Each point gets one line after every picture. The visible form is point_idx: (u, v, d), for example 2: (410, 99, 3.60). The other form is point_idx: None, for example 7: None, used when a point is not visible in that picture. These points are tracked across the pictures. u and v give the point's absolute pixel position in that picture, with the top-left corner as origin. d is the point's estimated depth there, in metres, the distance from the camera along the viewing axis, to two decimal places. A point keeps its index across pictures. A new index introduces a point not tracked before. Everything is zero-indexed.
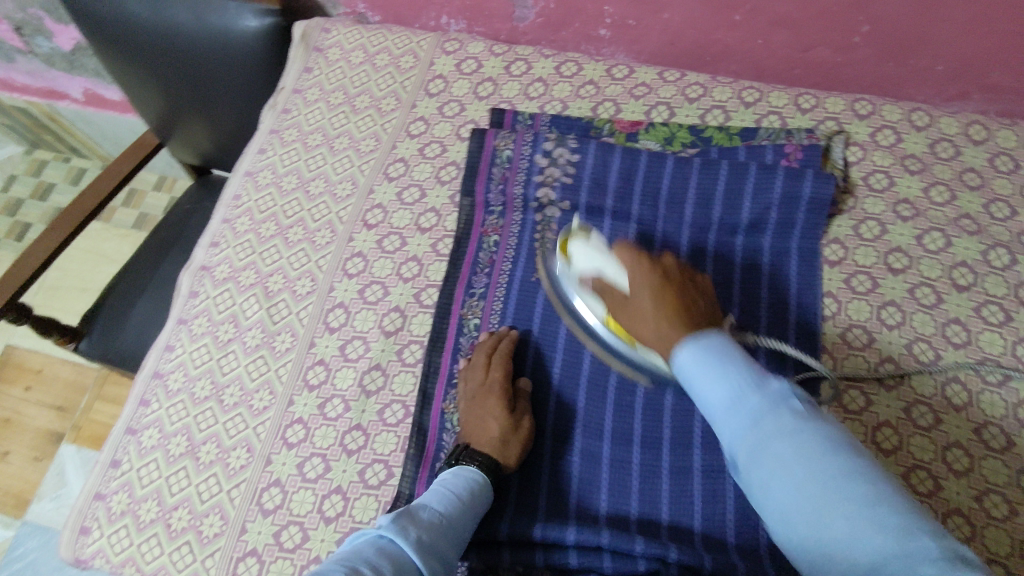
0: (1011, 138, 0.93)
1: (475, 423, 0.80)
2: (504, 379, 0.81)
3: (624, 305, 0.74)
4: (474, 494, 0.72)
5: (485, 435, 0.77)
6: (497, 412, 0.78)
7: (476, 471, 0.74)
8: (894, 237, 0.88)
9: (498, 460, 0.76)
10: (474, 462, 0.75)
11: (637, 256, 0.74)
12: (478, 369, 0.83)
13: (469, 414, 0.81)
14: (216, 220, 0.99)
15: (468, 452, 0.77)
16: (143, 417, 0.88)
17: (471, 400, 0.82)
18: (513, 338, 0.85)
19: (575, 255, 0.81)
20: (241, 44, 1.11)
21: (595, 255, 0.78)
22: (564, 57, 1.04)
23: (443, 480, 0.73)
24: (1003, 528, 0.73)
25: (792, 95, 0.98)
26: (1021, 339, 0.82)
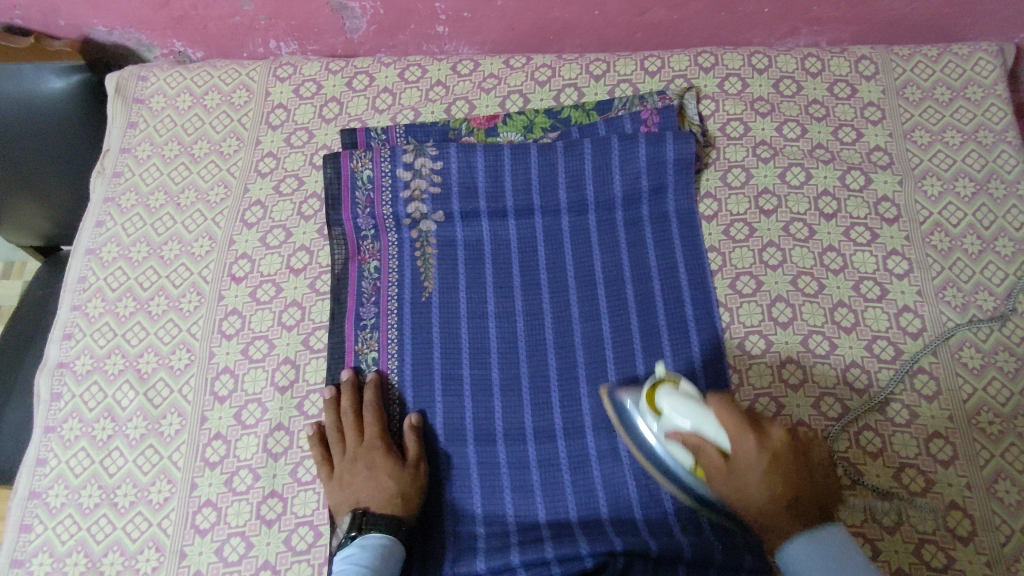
0: (843, 65, 0.97)
1: (362, 483, 0.75)
2: (383, 435, 0.78)
3: (723, 470, 0.65)
4: (384, 560, 0.69)
5: (382, 495, 0.74)
6: (388, 469, 0.75)
7: (383, 535, 0.71)
8: (759, 180, 0.91)
9: (402, 516, 0.74)
10: (378, 526, 0.72)
11: (743, 419, 0.64)
12: (351, 431, 0.78)
13: (353, 474, 0.76)
14: (64, 309, 0.89)
15: (369, 518, 0.73)
16: (28, 544, 0.78)
17: (348, 462, 0.77)
18: (376, 384, 0.81)
19: (664, 407, 0.69)
20: (48, 108, 1.02)
21: (689, 409, 0.67)
22: (406, 62, 1.00)
23: (350, 555, 0.69)
24: (906, 431, 0.78)
25: (637, 60, 0.98)
26: (889, 253, 0.86)
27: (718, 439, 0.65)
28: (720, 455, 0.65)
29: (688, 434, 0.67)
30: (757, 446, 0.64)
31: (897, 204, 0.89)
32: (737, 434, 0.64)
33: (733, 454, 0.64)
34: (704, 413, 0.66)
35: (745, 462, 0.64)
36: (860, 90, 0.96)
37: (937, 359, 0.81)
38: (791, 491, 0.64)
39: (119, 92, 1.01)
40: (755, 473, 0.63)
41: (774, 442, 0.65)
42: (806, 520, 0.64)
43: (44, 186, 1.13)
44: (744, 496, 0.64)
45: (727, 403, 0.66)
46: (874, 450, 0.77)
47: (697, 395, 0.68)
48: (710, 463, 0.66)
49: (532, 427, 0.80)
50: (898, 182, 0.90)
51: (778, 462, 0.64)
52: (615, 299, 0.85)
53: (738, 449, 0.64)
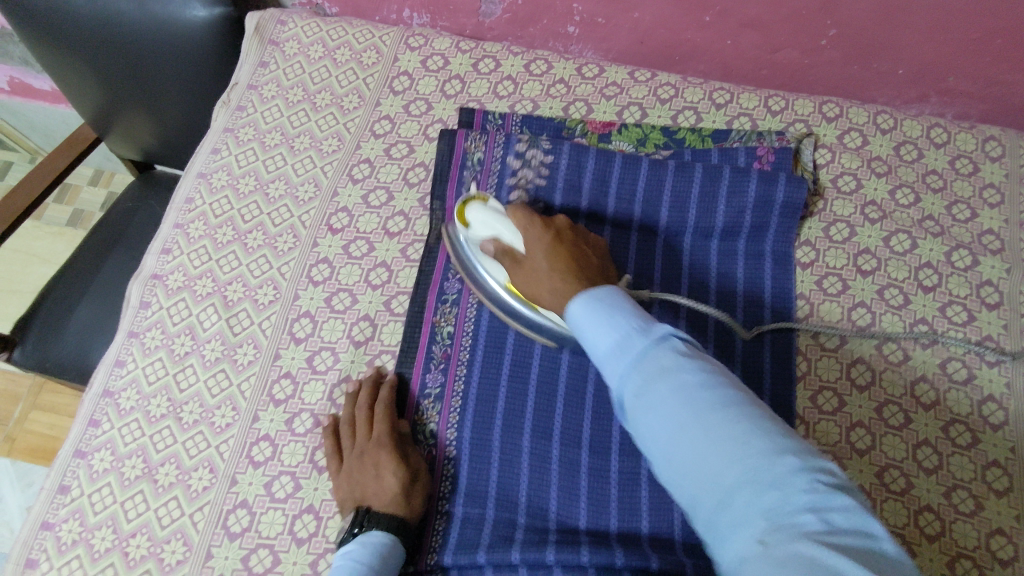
0: (970, 141, 0.95)
1: (368, 480, 0.75)
2: (392, 432, 0.77)
3: (522, 267, 0.75)
4: (382, 558, 0.69)
5: (385, 493, 0.73)
6: (390, 466, 0.74)
7: (384, 534, 0.71)
8: (862, 239, 0.90)
9: (406, 514, 0.74)
10: (380, 525, 0.71)
11: (530, 218, 0.75)
12: (361, 424, 0.78)
13: (362, 470, 0.76)
14: (166, 225, 0.93)
15: (371, 516, 0.72)
16: (93, 438, 0.81)
17: (355, 456, 0.76)
18: (391, 384, 0.81)
19: (473, 221, 0.80)
20: (188, 37, 1.04)
21: (490, 221, 0.78)
22: (533, 55, 1.01)
23: (349, 551, 0.70)
24: (968, 521, 0.76)
25: (762, 97, 0.98)
26: (984, 338, 0.84)
27: (513, 241, 0.76)
28: (518, 252, 0.76)
29: (494, 241, 0.78)
30: (545, 250, 0.73)
31: (1001, 291, 0.86)
32: (524, 233, 0.75)
33: (525, 251, 0.75)
34: (501, 219, 0.77)
35: (536, 256, 0.73)
36: (982, 170, 0.94)
37: (1015, 456, 0.78)
38: (571, 265, 0.71)
39: (257, 31, 1.05)
40: (536, 254, 0.73)
41: (555, 236, 0.74)
42: (580, 279, 0.70)
43: (164, 104, 1.17)
44: (533, 280, 0.73)
45: (522, 210, 0.76)
46: (932, 533, 0.75)
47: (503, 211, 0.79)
48: (511, 256, 0.77)
49: (589, 434, 0.79)
50: (1006, 269, 0.87)
51: (561, 244, 0.73)
52: (695, 327, 0.84)
53: (526, 241, 0.75)
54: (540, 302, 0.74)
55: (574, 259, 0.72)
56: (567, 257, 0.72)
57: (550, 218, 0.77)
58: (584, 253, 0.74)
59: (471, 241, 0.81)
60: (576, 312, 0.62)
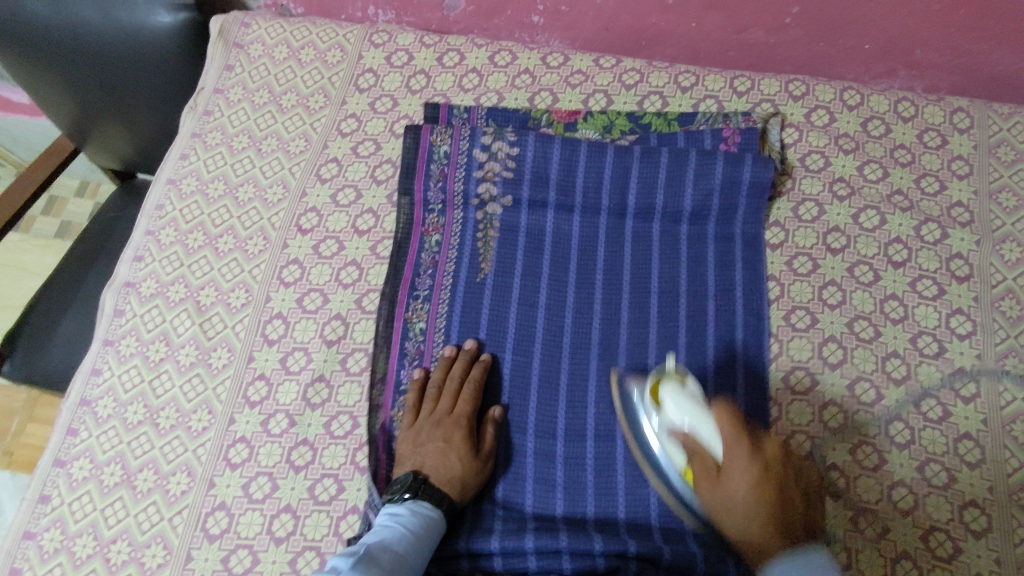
0: (937, 114, 0.95)
1: (433, 452, 0.77)
2: (472, 415, 0.79)
3: (710, 473, 0.67)
4: (428, 530, 0.70)
5: (446, 469, 0.75)
6: (460, 447, 0.76)
7: (432, 509, 0.72)
8: (832, 217, 0.90)
9: (456, 497, 0.75)
10: (431, 499, 0.73)
11: (739, 432, 0.66)
12: (447, 398, 0.80)
13: (428, 439, 0.78)
14: (138, 233, 0.93)
15: (425, 487, 0.74)
16: (72, 447, 0.82)
17: (432, 423, 0.79)
18: (485, 364, 0.82)
19: (666, 405, 0.72)
20: (156, 43, 1.04)
21: (691, 412, 0.70)
22: (497, 46, 1.01)
23: (398, 515, 0.71)
24: (941, 494, 0.76)
25: (727, 78, 0.98)
26: (954, 312, 0.84)
27: (714, 446, 0.68)
28: (714, 456, 0.68)
29: (686, 434, 0.70)
30: (748, 458, 0.65)
31: (971, 264, 0.86)
32: (729, 442, 0.67)
33: (725, 462, 0.67)
34: (703, 417, 0.70)
35: (736, 471, 0.66)
36: (950, 142, 0.93)
37: (986, 428, 0.78)
38: (775, 497, 0.64)
39: (223, 36, 1.06)
40: (739, 466, 0.65)
41: (762, 456, 0.66)
42: (790, 539, 0.63)
43: (136, 111, 1.18)
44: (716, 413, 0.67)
45: (729, 408, 0.68)
46: (906, 507, 0.75)
47: (702, 400, 0.71)
48: (699, 457, 0.69)
49: (564, 424, 0.80)
50: (975, 241, 0.87)
51: (771, 472, 0.66)
52: (666, 311, 0.84)
53: (730, 455, 0.66)
54: (723, 523, 0.66)
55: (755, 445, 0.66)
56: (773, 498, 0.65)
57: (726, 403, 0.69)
58: (789, 489, 0.66)
59: (659, 424, 0.73)
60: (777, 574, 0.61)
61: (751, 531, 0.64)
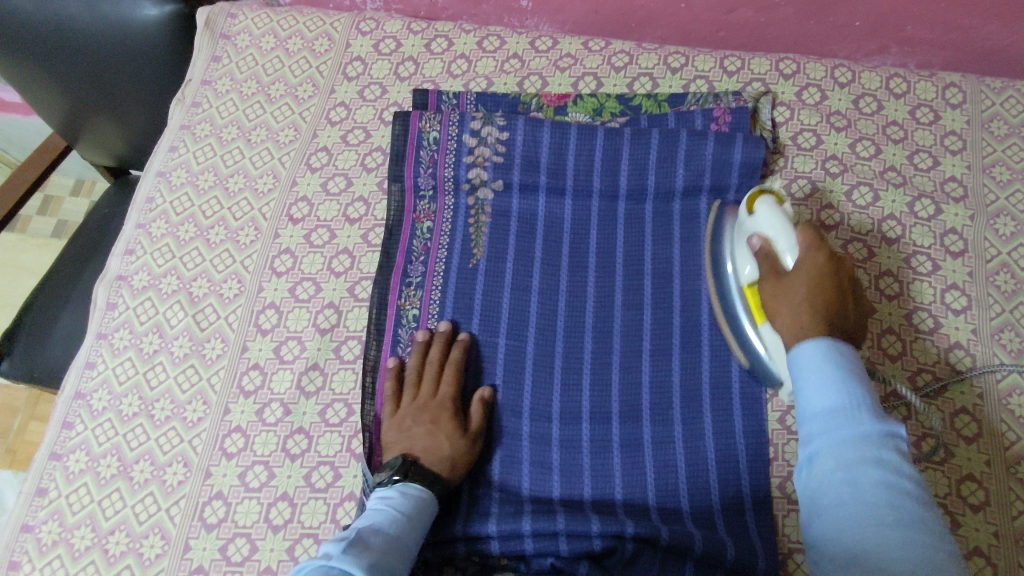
0: (930, 90, 0.94)
1: (420, 435, 0.76)
2: (456, 397, 0.79)
3: (775, 281, 0.70)
4: (420, 511, 0.69)
5: (435, 450, 0.75)
6: (447, 428, 0.76)
7: (422, 489, 0.71)
8: (824, 194, 0.89)
9: (447, 477, 0.74)
10: (422, 479, 0.72)
11: (817, 240, 0.69)
12: (429, 382, 0.80)
13: (414, 423, 0.77)
14: (129, 226, 0.93)
15: (416, 468, 0.73)
16: (68, 440, 0.82)
17: (415, 408, 0.79)
18: (464, 345, 0.82)
19: (758, 211, 0.75)
20: (142, 38, 1.04)
21: (776, 220, 0.72)
22: (485, 32, 1.01)
23: (389, 498, 0.69)
24: (939, 469, 0.76)
25: (717, 58, 0.97)
26: (949, 287, 0.84)
27: (786, 255, 0.70)
28: (783, 265, 0.70)
29: (765, 244, 0.72)
30: (816, 263, 0.68)
31: (965, 239, 0.86)
32: (804, 247, 0.69)
33: (792, 268, 0.69)
34: (783, 340, 0.71)
35: (798, 275, 0.68)
36: (943, 117, 0.93)
37: (983, 402, 0.78)
38: (831, 298, 0.66)
39: (209, 27, 1.06)
40: (802, 273, 0.67)
41: (836, 268, 0.68)
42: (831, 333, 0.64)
43: (127, 107, 1.17)
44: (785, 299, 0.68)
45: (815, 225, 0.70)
46: None
47: (792, 218, 0.73)
48: (769, 269, 0.71)
49: (559, 406, 0.80)
50: (969, 216, 0.87)
51: (828, 279, 0.67)
52: (660, 292, 0.84)
53: (805, 256, 0.68)
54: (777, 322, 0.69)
55: (827, 328, 0.65)
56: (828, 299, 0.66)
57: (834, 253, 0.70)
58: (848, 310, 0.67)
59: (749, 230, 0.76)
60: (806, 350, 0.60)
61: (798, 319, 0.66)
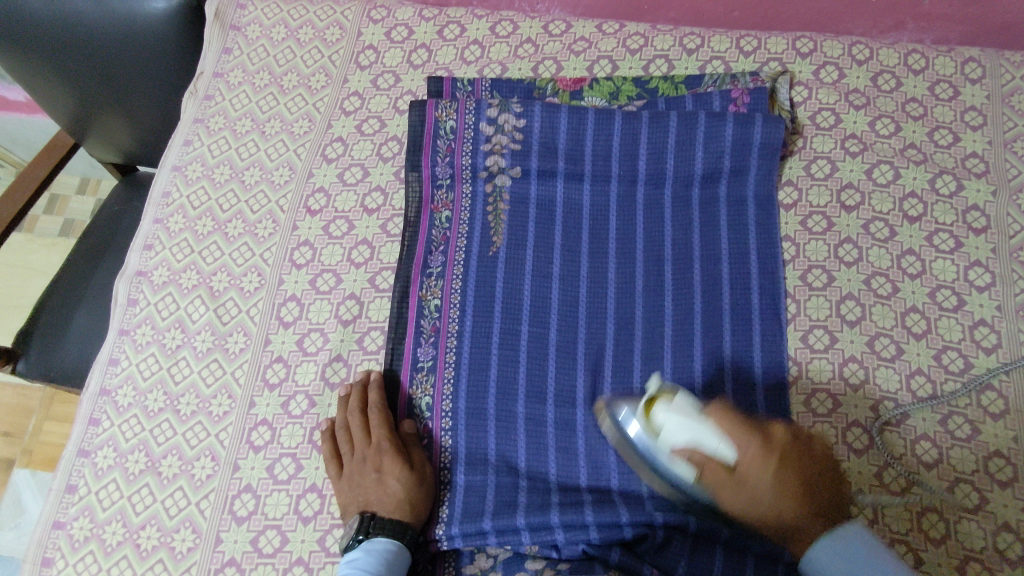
0: (949, 65, 0.93)
1: (371, 486, 0.75)
2: (393, 436, 0.78)
3: (730, 481, 0.64)
4: (389, 565, 0.69)
5: (389, 498, 0.74)
6: (393, 471, 0.75)
7: (389, 540, 0.71)
8: (844, 173, 0.89)
9: (410, 519, 0.73)
10: (385, 531, 0.72)
11: (746, 430, 0.64)
12: (358, 433, 0.78)
13: (362, 477, 0.76)
14: (146, 221, 0.93)
15: (376, 521, 0.72)
16: (95, 436, 0.82)
17: (355, 462, 0.77)
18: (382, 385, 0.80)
19: (661, 420, 0.67)
20: (149, 34, 1.03)
21: (688, 424, 0.65)
22: (498, 17, 1.00)
23: (355, 560, 0.70)
24: (966, 446, 0.76)
25: (733, 38, 0.96)
26: (973, 264, 0.83)
27: (722, 453, 0.64)
28: (727, 463, 0.64)
29: (688, 449, 0.65)
30: (759, 448, 0.64)
31: (988, 215, 0.85)
32: (737, 445, 0.64)
33: (738, 465, 0.63)
34: (704, 425, 0.65)
35: (761, 480, 0.63)
36: (962, 93, 0.92)
37: (1009, 378, 0.78)
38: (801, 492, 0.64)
39: (218, 19, 1.07)
40: (764, 482, 0.63)
41: (773, 447, 0.65)
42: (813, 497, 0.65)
43: (138, 103, 1.16)
44: (753, 502, 0.64)
45: (725, 412, 0.65)
46: (930, 461, 0.75)
47: (694, 407, 0.66)
48: (707, 465, 0.64)
49: (583, 392, 0.80)
50: (991, 192, 0.86)
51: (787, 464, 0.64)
52: (681, 276, 0.84)
53: (744, 452, 0.64)
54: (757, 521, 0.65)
55: (805, 498, 0.64)
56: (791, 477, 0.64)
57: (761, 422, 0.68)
58: (807, 460, 0.67)
59: (657, 441, 0.67)
60: (818, 554, 0.63)
61: (782, 517, 0.64)
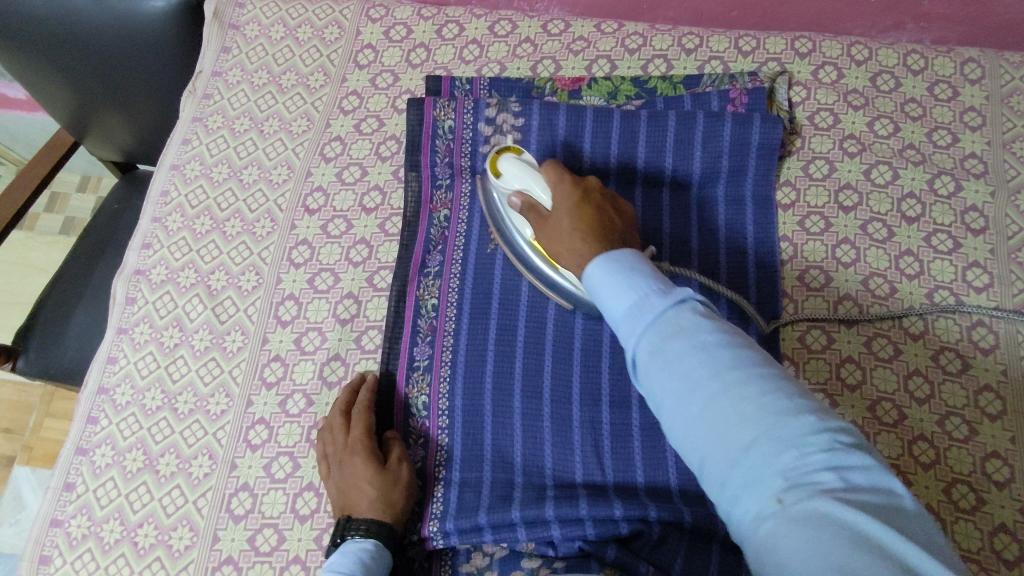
0: (948, 65, 0.93)
1: (349, 484, 0.74)
2: (369, 437, 0.76)
3: (542, 224, 0.77)
4: (365, 566, 0.68)
5: (364, 499, 0.73)
6: (366, 473, 0.74)
7: (365, 541, 0.70)
8: (843, 174, 0.88)
9: (387, 520, 0.72)
10: (361, 532, 0.71)
11: (561, 175, 0.78)
12: (337, 432, 0.78)
13: (342, 472, 0.75)
14: (145, 220, 0.93)
15: (353, 523, 0.72)
16: (93, 435, 0.82)
17: (335, 460, 0.76)
18: (372, 386, 0.80)
19: (504, 170, 0.82)
20: (149, 34, 1.03)
21: (522, 172, 0.80)
22: (496, 16, 1.00)
23: (332, 563, 0.69)
24: (963, 447, 0.76)
25: (732, 38, 0.96)
26: (971, 264, 0.83)
27: (545, 198, 0.78)
28: (544, 209, 0.78)
29: (523, 194, 0.80)
30: (567, 197, 0.75)
31: (986, 216, 0.85)
32: (553, 189, 0.77)
33: (551, 211, 0.77)
34: (534, 177, 0.79)
35: (559, 217, 0.75)
36: (962, 93, 0.92)
37: (1007, 378, 0.78)
38: (594, 228, 0.72)
39: (217, 17, 1.05)
40: (562, 219, 0.74)
41: (585, 192, 0.76)
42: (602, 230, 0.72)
43: (138, 100, 1.16)
44: (557, 239, 0.75)
45: (554, 166, 0.79)
46: (927, 461, 0.75)
47: (534, 163, 0.81)
48: (534, 209, 0.79)
49: (580, 389, 0.80)
50: (990, 193, 0.86)
51: (586, 202, 0.75)
52: (678, 277, 0.84)
53: (556, 217, 0.75)
54: (563, 265, 0.75)
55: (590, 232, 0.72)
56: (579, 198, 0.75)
57: (588, 180, 0.78)
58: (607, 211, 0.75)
59: (502, 192, 0.83)
60: (593, 274, 0.62)
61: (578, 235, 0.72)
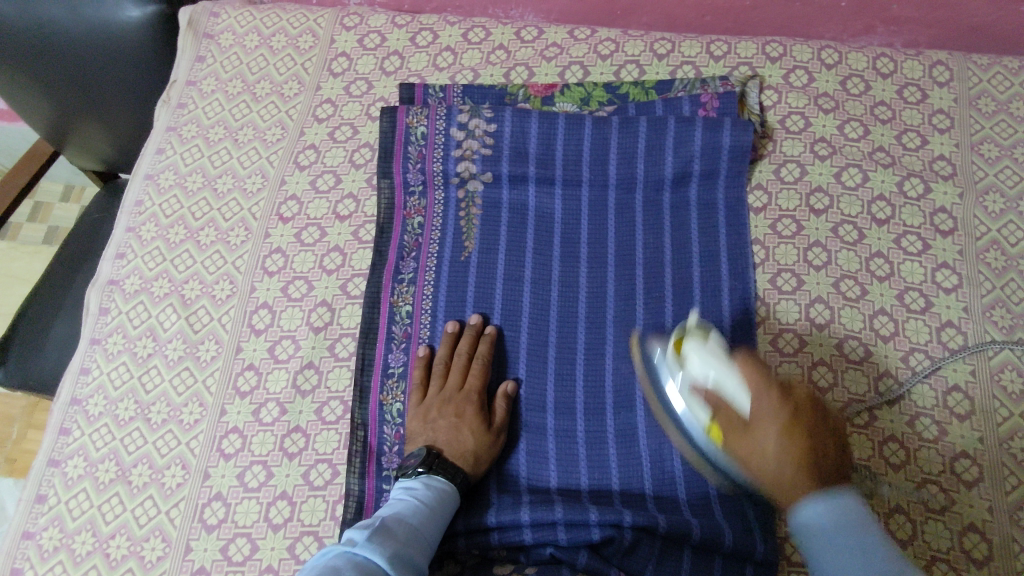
0: (917, 69, 0.94)
1: (445, 427, 0.77)
2: (482, 391, 0.79)
3: (742, 431, 0.64)
4: (443, 500, 0.71)
5: (458, 446, 0.76)
6: (474, 424, 0.77)
7: (446, 482, 0.73)
8: (814, 177, 0.89)
9: (468, 472, 0.75)
10: (445, 473, 0.73)
11: (767, 380, 0.65)
12: (456, 373, 0.80)
13: (439, 415, 0.78)
14: (119, 230, 0.93)
15: (439, 461, 0.74)
16: (65, 446, 0.82)
17: (444, 402, 0.79)
18: (491, 339, 0.82)
19: (688, 358, 0.70)
20: (124, 44, 1.03)
21: (711, 364, 0.68)
22: (470, 23, 1.00)
23: (413, 488, 0.72)
24: (933, 447, 0.76)
25: (703, 43, 0.97)
26: (939, 266, 0.84)
27: (743, 406, 0.65)
28: (741, 414, 0.65)
29: (715, 390, 0.67)
30: (774, 404, 0.64)
31: (955, 217, 0.86)
32: (758, 397, 0.65)
33: (753, 419, 0.64)
34: (728, 370, 0.67)
35: (765, 435, 0.63)
36: (931, 96, 0.92)
37: (975, 379, 0.78)
38: (807, 459, 0.61)
39: (191, 26, 1.04)
40: (772, 435, 0.62)
41: (794, 407, 0.64)
42: (816, 466, 0.61)
43: (115, 108, 1.16)
44: (762, 461, 0.62)
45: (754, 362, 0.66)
46: (897, 462, 0.76)
47: (724, 353, 0.69)
48: (729, 422, 0.65)
49: (554, 398, 0.81)
50: (958, 194, 0.87)
51: (795, 428, 0.63)
52: (652, 281, 0.84)
53: (758, 405, 0.65)
54: (759, 467, 0.63)
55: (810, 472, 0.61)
56: (791, 404, 0.64)
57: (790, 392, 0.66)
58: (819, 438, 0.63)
59: (682, 377, 0.71)
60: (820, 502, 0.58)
61: (783, 483, 0.61)
